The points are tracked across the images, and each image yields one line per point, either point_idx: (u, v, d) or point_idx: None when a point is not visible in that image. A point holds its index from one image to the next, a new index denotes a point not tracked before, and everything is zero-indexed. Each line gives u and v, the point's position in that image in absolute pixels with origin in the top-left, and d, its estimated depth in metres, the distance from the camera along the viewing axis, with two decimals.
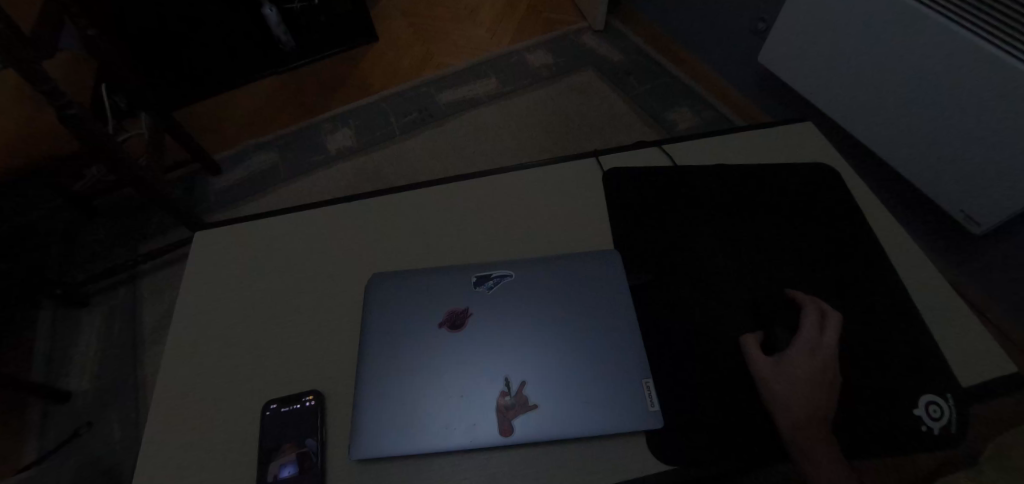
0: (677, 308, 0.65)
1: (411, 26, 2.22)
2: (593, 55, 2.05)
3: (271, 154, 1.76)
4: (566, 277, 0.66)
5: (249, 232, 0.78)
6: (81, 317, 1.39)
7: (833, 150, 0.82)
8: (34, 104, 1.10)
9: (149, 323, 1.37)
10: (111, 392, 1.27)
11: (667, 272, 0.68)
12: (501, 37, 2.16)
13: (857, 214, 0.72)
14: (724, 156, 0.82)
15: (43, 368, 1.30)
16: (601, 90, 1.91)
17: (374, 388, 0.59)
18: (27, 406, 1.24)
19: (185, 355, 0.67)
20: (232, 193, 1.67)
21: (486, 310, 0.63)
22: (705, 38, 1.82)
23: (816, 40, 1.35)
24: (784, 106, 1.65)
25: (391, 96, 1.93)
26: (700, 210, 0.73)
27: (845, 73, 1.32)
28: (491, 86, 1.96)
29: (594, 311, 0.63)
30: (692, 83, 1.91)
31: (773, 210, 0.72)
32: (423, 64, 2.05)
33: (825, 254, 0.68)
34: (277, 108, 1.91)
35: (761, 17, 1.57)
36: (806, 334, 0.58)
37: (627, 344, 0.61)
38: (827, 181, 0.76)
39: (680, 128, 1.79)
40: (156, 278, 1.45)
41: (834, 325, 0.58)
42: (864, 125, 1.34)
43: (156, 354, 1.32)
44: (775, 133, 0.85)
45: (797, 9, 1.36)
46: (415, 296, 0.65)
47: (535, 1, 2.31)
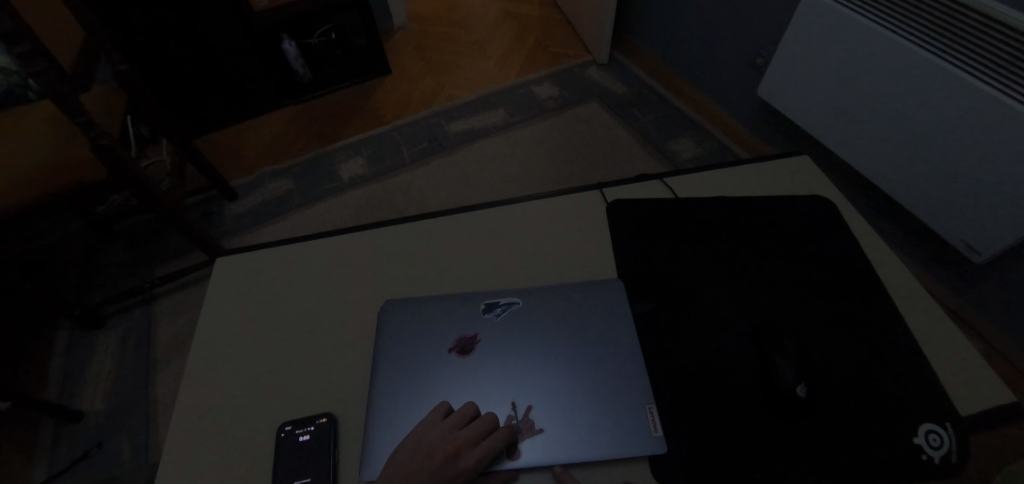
0: (681, 336, 0.67)
1: (423, 59, 2.31)
2: (598, 88, 2.11)
3: (285, 181, 1.82)
4: (570, 304, 0.68)
5: (267, 258, 0.82)
6: (95, 337, 1.42)
7: (830, 183, 0.85)
8: (68, 135, 1.17)
9: (162, 345, 1.40)
10: (122, 412, 1.29)
11: (668, 301, 0.70)
12: (509, 70, 2.23)
13: (854, 245, 0.74)
14: (723, 188, 0.85)
15: (58, 388, 1.33)
16: (605, 121, 1.97)
17: (387, 410, 0.62)
18: (42, 426, 1.27)
19: (205, 377, 0.70)
20: (246, 218, 1.71)
21: (492, 336, 0.66)
22: (707, 73, 1.88)
23: (814, 76, 1.40)
24: (783, 138, 1.69)
25: (402, 126, 2.00)
26: (701, 242, 0.76)
27: (842, 108, 1.36)
28: (498, 117, 2.02)
29: (599, 338, 0.65)
30: (695, 115, 1.96)
31: (771, 241, 0.75)
32: (433, 96, 2.13)
33: (824, 284, 0.70)
34: (293, 137, 1.97)
35: (760, 53, 1.63)
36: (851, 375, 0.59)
37: (629, 368, 0.63)
38: (824, 213, 0.78)
39: (682, 158, 1.83)
40: (170, 300, 1.48)
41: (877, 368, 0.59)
42: (861, 158, 1.37)
43: (167, 375, 1.35)
44: (773, 167, 0.88)
45: (796, 47, 1.42)
46: (426, 323, 0.68)
47: (542, 36, 2.40)
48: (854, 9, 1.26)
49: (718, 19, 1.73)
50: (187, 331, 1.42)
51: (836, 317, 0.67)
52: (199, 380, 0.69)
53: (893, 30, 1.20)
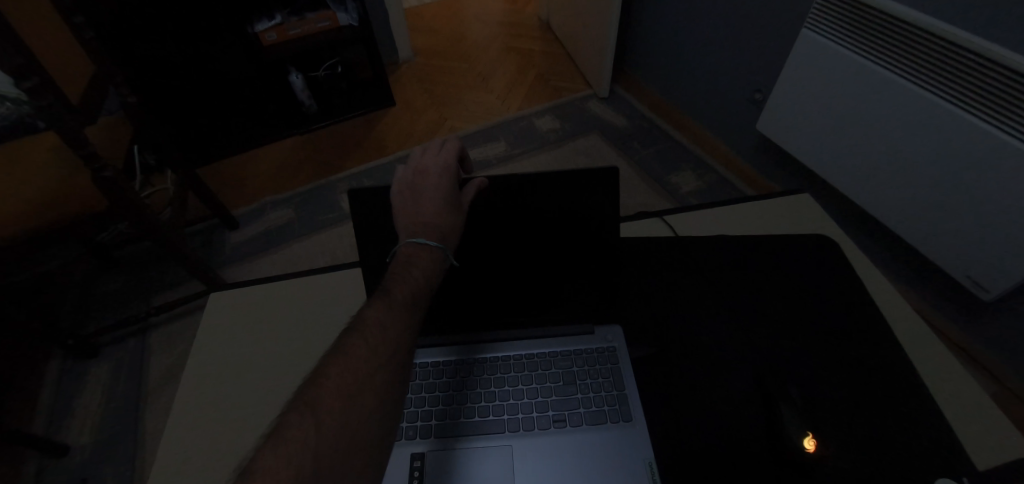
0: (684, 381, 0.65)
1: (427, 92, 2.35)
2: (599, 121, 2.14)
3: (287, 210, 1.82)
4: (561, 341, 0.66)
5: (262, 294, 0.79)
6: (87, 368, 1.40)
7: (833, 223, 0.84)
8: (72, 166, 1.18)
9: (155, 375, 1.37)
10: (109, 446, 1.25)
11: (669, 344, 0.68)
12: (511, 103, 2.27)
13: (859, 287, 0.73)
14: (725, 227, 0.84)
15: (46, 419, 1.30)
16: (606, 154, 1.99)
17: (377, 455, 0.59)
18: (26, 459, 1.23)
19: (192, 420, 0.67)
20: (247, 247, 1.71)
21: (481, 374, 0.64)
22: (706, 107, 1.90)
23: (813, 112, 1.42)
24: (784, 172, 1.69)
25: (404, 157, 2.01)
26: (703, 282, 0.74)
27: (843, 144, 1.37)
28: (500, 149, 2.04)
29: (593, 384, 0.63)
30: (695, 148, 1.98)
31: (775, 284, 0.73)
32: (436, 128, 2.15)
33: (830, 329, 0.68)
34: (296, 167, 1.99)
35: (758, 89, 1.65)
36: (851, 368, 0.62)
37: (624, 414, 0.60)
38: (829, 254, 0.77)
39: (683, 190, 1.83)
40: (165, 329, 1.46)
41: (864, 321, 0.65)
42: (864, 193, 1.37)
43: (158, 407, 1.32)
44: (775, 205, 0.87)
45: (797, 84, 1.43)
46: (420, 360, 0.65)
47: (544, 70, 2.45)
48: (848, 46, 1.28)
49: (717, 56, 1.76)
50: (180, 361, 1.39)
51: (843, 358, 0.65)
52: (185, 424, 0.67)
53: (888, 66, 1.22)
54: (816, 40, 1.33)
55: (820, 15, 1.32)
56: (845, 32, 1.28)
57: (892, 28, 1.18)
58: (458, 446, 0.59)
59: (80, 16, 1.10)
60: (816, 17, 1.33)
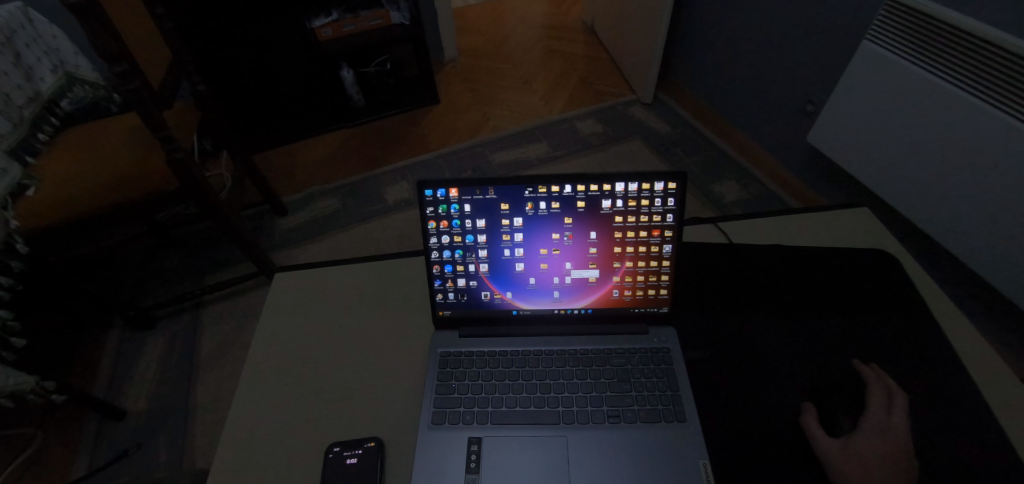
0: (737, 385, 0.66)
1: (471, 91, 2.38)
2: (642, 127, 2.13)
3: (333, 200, 1.88)
4: (616, 339, 0.68)
5: (322, 275, 0.81)
6: (144, 339, 1.47)
7: (892, 237, 0.83)
8: (149, 148, 1.26)
9: (207, 349, 1.44)
10: (163, 414, 1.32)
11: (723, 350, 0.69)
12: (553, 105, 2.28)
13: (921, 301, 0.71)
14: (779, 236, 0.84)
15: (106, 384, 1.38)
16: (648, 159, 1.98)
17: (437, 436, 0.61)
18: (86, 420, 1.31)
19: (256, 389, 0.68)
20: (295, 234, 1.77)
21: (536, 366, 0.66)
22: (754, 116, 1.87)
23: (868, 126, 1.39)
24: (834, 186, 1.65)
25: (448, 154, 2.05)
26: (758, 290, 0.74)
27: (901, 159, 1.34)
28: (541, 150, 2.05)
29: (649, 382, 0.64)
30: (740, 158, 1.95)
31: (833, 297, 0.73)
32: (479, 126, 2.18)
33: (890, 344, 0.67)
34: (343, 159, 2.05)
35: (810, 100, 1.62)
36: (874, 414, 0.57)
37: (678, 413, 0.61)
38: (889, 268, 0.75)
39: (727, 200, 1.81)
40: (218, 307, 1.53)
41: (902, 405, 0.57)
42: (923, 209, 1.34)
43: (209, 380, 1.37)
44: (831, 217, 0.86)
45: (851, 96, 1.40)
46: (478, 349, 0.67)
47: (587, 74, 2.45)
48: (913, 60, 1.25)
49: (769, 65, 1.73)
50: (230, 338, 1.46)
51: (883, 389, 0.59)
52: (249, 391, 0.68)
53: (953, 83, 1.18)
54: (877, 53, 1.30)
55: (883, 27, 1.29)
56: (910, 45, 1.25)
57: (951, 40, 1.17)
58: (514, 433, 0.61)
59: (162, 8, 1.16)
60: (879, 29, 1.30)
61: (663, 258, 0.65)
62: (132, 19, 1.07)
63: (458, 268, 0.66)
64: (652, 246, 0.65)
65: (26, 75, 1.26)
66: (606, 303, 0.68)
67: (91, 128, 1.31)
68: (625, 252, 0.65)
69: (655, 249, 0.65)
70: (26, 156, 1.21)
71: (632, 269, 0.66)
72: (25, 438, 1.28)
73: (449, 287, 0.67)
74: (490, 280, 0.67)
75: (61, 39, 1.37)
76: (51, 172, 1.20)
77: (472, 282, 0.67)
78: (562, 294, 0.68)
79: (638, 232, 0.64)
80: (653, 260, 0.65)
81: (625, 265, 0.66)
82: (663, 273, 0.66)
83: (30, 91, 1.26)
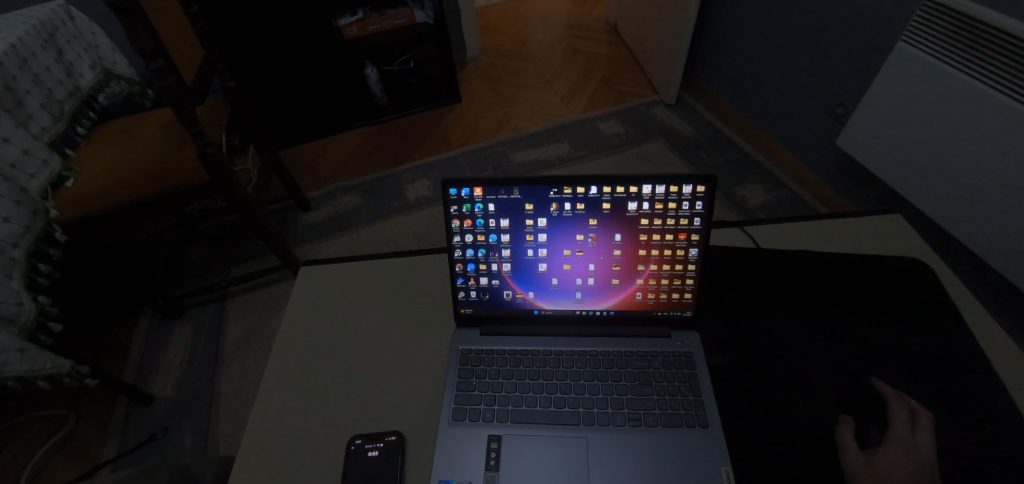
0: (761, 391, 0.65)
1: (493, 90, 2.39)
2: (665, 128, 2.11)
3: (356, 197, 1.90)
4: (637, 342, 0.68)
5: (345, 271, 0.82)
6: (172, 327, 1.51)
7: (925, 245, 0.80)
8: (180, 142, 1.29)
9: (231, 339, 1.47)
10: (188, 401, 1.35)
11: (746, 356, 0.68)
12: (575, 105, 2.27)
13: (955, 311, 0.69)
14: (807, 241, 0.82)
15: (135, 370, 1.42)
16: (670, 161, 1.96)
17: (457, 432, 0.61)
18: (116, 404, 1.35)
19: (281, 380, 0.70)
20: (318, 229, 1.80)
21: (557, 366, 0.66)
22: (781, 118, 1.84)
23: (900, 130, 1.35)
24: (863, 191, 1.62)
25: (469, 153, 2.06)
26: (783, 295, 0.73)
27: (936, 164, 1.30)
28: (562, 150, 2.05)
29: (670, 385, 0.64)
30: (765, 161, 1.92)
31: (863, 305, 0.71)
32: (500, 125, 2.19)
33: (921, 355, 0.65)
34: (365, 156, 2.07)
35: (840, 102, 1.59)
36: (899, 430, 0.56)
37: (700, 419, 0.61)
38: (922, 277, 0.73)
39: (751, 203, 1.79)
40: (243, 299, 1.56)
41: (926, 424, 0.56)
42: (958, 217, 1.30)
43: (233, 370, 1.40)
44: (861, 223, 0.84)
45: (883, 99, 1.37)
46: (499, 347, 0.68)
47: (610, 74, 2.44)
48: (950, 62, 1.21)
49: (798, 67, 1.70)
50: (254, 329, 1.49)
51: (906, 406, 0.58)
52: (274, 382, 0.69)
53: (992, 85, 1.15)
54: (912, 54, 1.27)
55: (920, 28, 1.25)
56: (947, 47, 1.21)
57: (989, 42, 1.14)
58: (534, 433, 0.61)
59: (196, 6, 1.19)
60: (914, 31, 1.26)
61: (689, 262, 0.65)
62: (168, 17, 1.10)
63: (481, 266, 0.67)
64: (678, 249, 0.64)
65: (66, 70, 1.31)
66: (628, 306, 0.68)
67: (126, 122, 1.35)
68: (650, 255, 0.65)
69: (681, 252, 0.64)
70: (65, 148, 1.25)
71: (656, 272, 0.66)
72: (58, 420, 1.33)
73: (471, 286, 0.68)
74: (513, 280, 0.67)
75: (99, 36, 1.42)
76: (88, 164, 1.24)
77: (494, 281, 0.68)
78: (585, 295, 0.68)
79: (663, 235, 0.64)
80: (678, 263, 0.65)
81: (649, 267, 0.65)
82: (688, 276, 0.65)
83: (69, 86, 1.30)
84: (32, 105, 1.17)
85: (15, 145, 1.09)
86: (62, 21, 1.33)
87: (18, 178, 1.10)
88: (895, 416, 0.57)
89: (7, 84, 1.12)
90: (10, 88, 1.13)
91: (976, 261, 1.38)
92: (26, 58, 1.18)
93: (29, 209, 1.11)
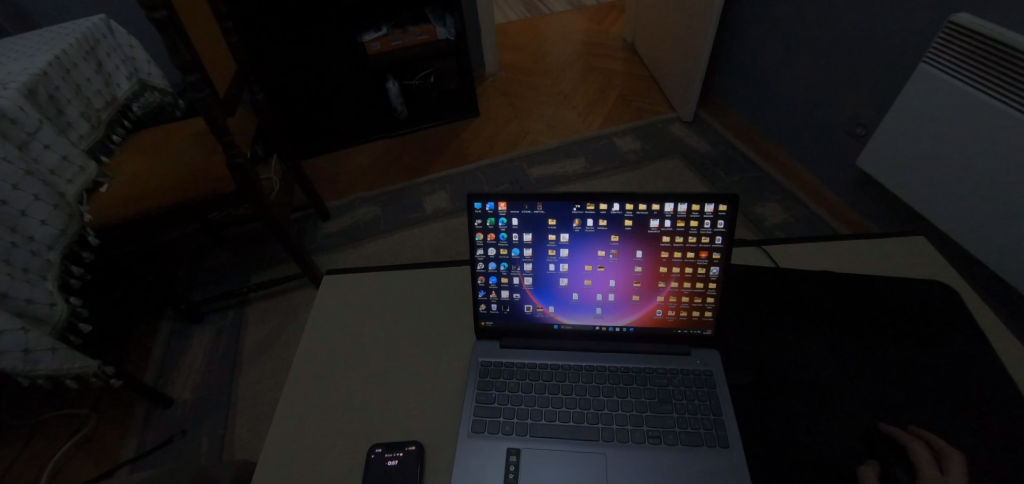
0: (784, 415, 0.65)
1: (510, 105, 2.42)
2: (682, 145, 2.12)
3: (374, 208, 1.93)
4: (656, 359, 0.67)
5: (368, 281, 0.84)
6: (193, 331, 1.54)
7: (951, 269, 0.79)
8: (209, 150, 1.33)
9: (250, 344, 1.49)
10: (207, 406, 1.37)
11: (769, 378, 0.68)
12: (592, 120, 2.29)
13: (983, 337, 0.68)
14: (830, 263, 0.82)
15: (156, 372, 1.45)
16: (687, 178, 1.97)
17: (477, 443, 0.62)
18: (137, 406, 1.38)
19: (303, 387, 0.71)
20: (336, 238, 1.83)
21: (575, 381, 0.66)
22: (798, 137, 1.84)
23: (922, 152, 1.34)
24: (883, 212, 1.60)
25: (487, 167, 2.08)
26: (804, 316, 0.73)
27: (960, 188, 1.28)
28: (579, 166, 2.06)
29: (691, 402, 0.64)
30: (783, 180, 1.91)
31: (886, 328, 0.70)
32: (516, 140, 2.21)
33: (949, 382, 0.64)
34: (384, 168, 2.11)
35: (860, 122, 1.58)
36: (926, 472, 0.54)
37: (722, 439, 0.61)
38: (947, 301, 0.72)
39: (768, 222, 1.78)
40: (262, 305, 1.59)
41: (955, 465, 0.54)
42: (983, 242, 1.28)
43: (250, 376, 1.42)
44: (885, 245, 0.83)
45: (904, 121, 1.36)
46: (519, 361, 0.68)
47: (626, 90, 2.46)
48: (973, 83, 1.20)
49: (817, 88, 1.70)
50: (271, 336, 1.51)
51: (932, 451, 0.56)
52: (296, 390, 0.71)
53: (1015, 108, 1.14)
54: (935, 75, 1.26)
55: (942, 49, 1.25)
56: (970, 69, 1.20)
57: (1014, 64, 1.12)
58: (552, 447, 0.62)
59: (230, 21, 1.23)
60: (936, 52, 1.26)
61: (710, 280, 0.65)
62: (205, 32, 1.14)
63: (503, 280, 0.68)
64: (699, 267, 0.65)
65: (104, 81, 1.35)
66: (648, 322, 0.68)
67: (160, 132, 1.39)
68: (670, 272, 0.65)
69: (702, 270, 0.65)
70: (101, 156, 1.30)
71: (677, 289, 0.66)
72: (80, 418, 1.36)
73: (492, 298, 0.69)
74: (534, 294, 0.68)
75: (137, 49, 1.47)
76: (121, 171, 1.28)
77: (516, 294, 0.68)
78: (605, 311, 0.68)
79: (685, 253, 0.64)
80: (699, 281, 0.65)
81: (669, 285, 0.66)
82: (709, 295, 0.66)
83: (107, 96, 1.35)
84: (72, 113, 1.22)
85: (55, 151, 1.13)
86: (103, 35, 1.38)
87: (56, 183, 1.14)
88: (920, 458, 0.55)
89: (51, 93, 1.17)
90: (53, 97, 1.18)
91: (1002, 287, 1.35)
92: (69, 69, 1.23)
93: (65, 213, 1.14)
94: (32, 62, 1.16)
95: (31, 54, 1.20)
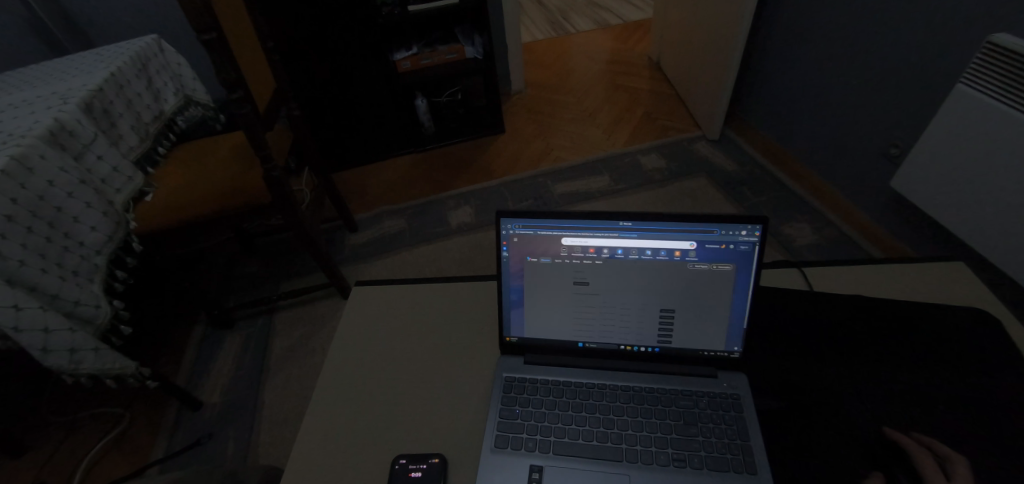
0: (812, 442, 0.64)
1: (535, 122, 2.45)
2: (707, 164, 2.11)
3: (401, 221, 1.97)
4: (682, 380, 0.67)
5: (399, 293, 0.85)
6: (224, 337, 1.58)
7: (992, 297, 0.77)
8: (247, 162, 1.38)
9: (278, 351, 1.53)
10: (234, 410, 1.40)
11: (797, 404, 0.67)
12: (616, 138, 2.30)
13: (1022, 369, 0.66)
14: (865, 287, 0.80)
15: (187, 375, 1.49)
16: (714, 196, 1.95)
17: (500, 459, 0.63)
18: (167, 407, 1.42)
19: (332, 395, 0.73)
20: (362, 250, 1.86)
21: (599, 400, 0.66)
22: (828, 158, 1.81)
23: (958, 175, 1.31)
24: (917, 235, 1.56)
25: (512, 183, 2.10)
26: (834, 341, 0.72)
27: (999, 213, 1.25)
28: (603, 183, 2.06)
29: (717, 426, 0.63)
30: (812, 201, 1.88)
31: (920, 357, 0.68)
32: (541, 157, 2.23)
33: (985, 414, 0.62)
34: (411, 182, 2.15)
35: (895, 143, 1.55)
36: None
37: (748, 465, 0.60)
38: (987, 330, 0.69)
39: (797, 243, 1.75)
40: (290, 313, 1.63)
41: (960, 471, 0.55)
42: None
43: (276, 382, 1.45)
44: (922, 270, 0.81)
45: (940, 143, 1.33)
46: (543, 378, 0.69)
47: (651, 108, 2.47)
48: (1016, 106, 1.16)
49: (847, 109, 1.68)
50: (297, 344, 1.54)
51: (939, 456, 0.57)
52: (325, 397, 0.73)
53: None
54: (972, 97, 1.23)
55: (980, 71, 1.22)
56: (1010, 91, 1.17)
57: None
58: (575, 466, 0.62)
59: (271, 40, 1.29)
60: (975, 74, 1.23)
61: (738, 302, 0.65)
62: (249, 51, 1.19)
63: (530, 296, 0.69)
64: (727, 289, 0.65)
65: (154, 96, 1.43)
66: (674, 343, 0.68)
67: (201, 145, 1.45)
68: (697, 293, 0.66)
69: (729, 292, 0.65)
70: (147, 167, 1.36)
71: (704, 310, 0.66)
72: (114, 418, 1.40)
73: (518, 314, 0.70)
74: (560, 311, 0.69)
75: (183, 66, 1.55)
76: (165, 181, 1.34)
77: (542, 310, 0.69)
78: (631, 330, 0.68)
79: (713, 275, 0.65)
80: (726, 303, 0.66)
81: (697, 306, 0.66)
82: (737, 317, 0.66)
83: (156, 110, 1.42)
84: (124, 126, 1.29)
85: (107, 162, 1.20)
86: (154, 53, 1.46)
87: (105, 192, 1.20)
88: (925, 467, 0.56)
89: (105, 107, 1.24)
90: (107, 112, 1.25)
91: None
92: (122, 85, 1.31)
93: (113, 220, 1.20)
94: (90, 78, 1.24)
95: (89, 72, 1.28)
